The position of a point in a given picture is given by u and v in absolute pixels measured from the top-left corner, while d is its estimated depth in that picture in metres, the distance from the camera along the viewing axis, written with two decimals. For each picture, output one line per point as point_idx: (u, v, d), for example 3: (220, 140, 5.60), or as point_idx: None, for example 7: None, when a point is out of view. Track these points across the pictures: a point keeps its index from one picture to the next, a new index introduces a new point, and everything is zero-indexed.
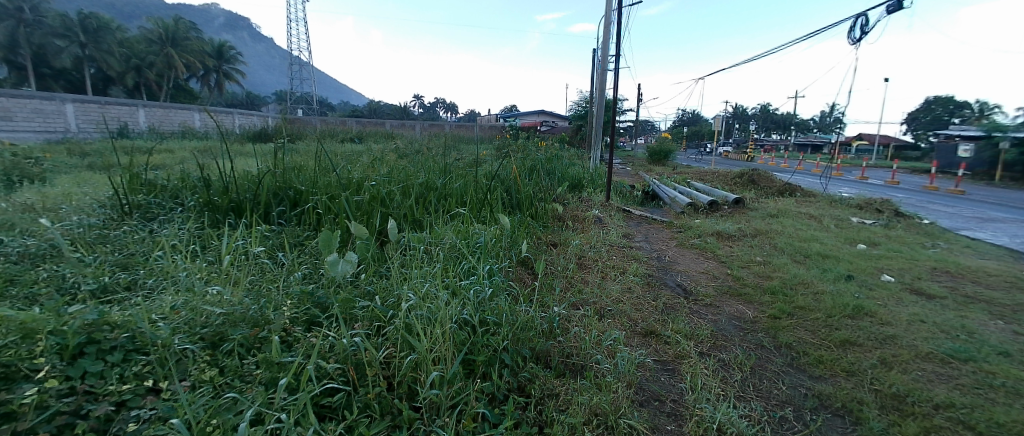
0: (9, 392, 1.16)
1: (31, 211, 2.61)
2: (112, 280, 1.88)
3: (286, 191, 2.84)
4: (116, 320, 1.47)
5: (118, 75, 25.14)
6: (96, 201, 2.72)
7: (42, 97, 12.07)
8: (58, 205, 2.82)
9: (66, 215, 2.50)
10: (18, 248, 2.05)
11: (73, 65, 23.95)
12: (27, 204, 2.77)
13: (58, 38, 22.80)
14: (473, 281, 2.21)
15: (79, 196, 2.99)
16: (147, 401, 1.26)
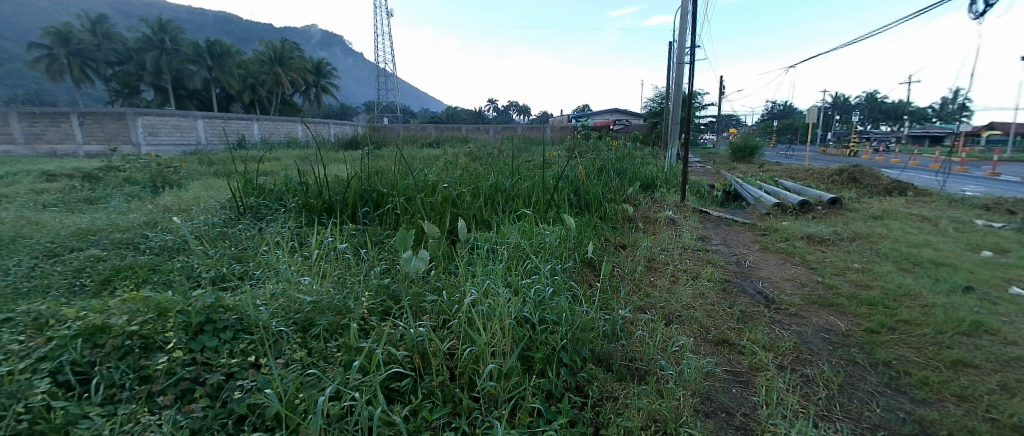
0: (148, 359, 1.44)
1: (169, 212, 3.14)
2: (228, 270, 2.18)
3: (370, 193, 3.08)
4: (229, 304, 1.73)
5: (238, 93, 28.95)
6: (219, 204, 3.19)
7: (180, 115, 14.21)
8: (190, 206, 3.35)
9: (195, 215, 2.97)
10: (160, 242, 2.48)
11: (204, 87, 28.29)
12: (168, 206, 3.32)
13: (191, 64, 27.06)
14: (535, 279, 2.23)
15: (206, 200, 3.52)
16: (247, 374, 1.47)
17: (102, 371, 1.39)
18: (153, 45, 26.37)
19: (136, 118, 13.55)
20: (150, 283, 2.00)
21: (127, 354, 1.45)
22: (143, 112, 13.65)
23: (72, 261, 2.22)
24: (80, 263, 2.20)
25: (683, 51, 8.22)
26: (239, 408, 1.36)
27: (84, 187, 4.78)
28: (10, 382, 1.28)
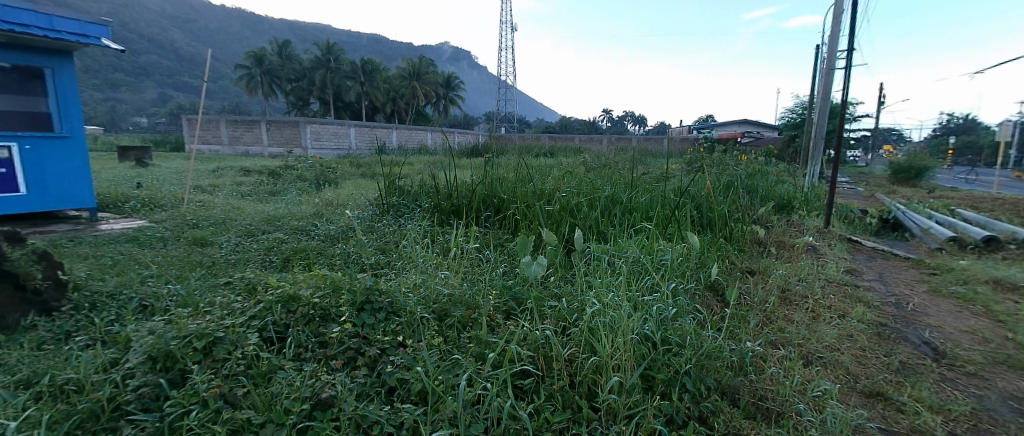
0: (326, 327, 1.76)
1: (332, 206, 3.71)
2: (377, 259, 2.51)
3: (492, 199, 3.29)
4: (383, 288, 2.01)
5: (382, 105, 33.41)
6: (368, 201, 3.68)
7: (338, 123, 16.66)
8: (346, 201, 3.92)
9: (350, 209, 3.48)
10: (327, 231, 2.95)
11: (357, 99, 33.09)
12: (330, 201, 3.93)
13: (349, 80, 31.85)
14: (656, 298, 2.17)
15: (358, 197, 4.09)
16: (397, 352, 1.72)
17: (294, 333, 1.74)
18: (323, 65, 31.45)
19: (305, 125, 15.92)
20: (321, 264, 2.42)
21: (310, 320, 1.80)
22: (309, 120, 15.93)
23: (265, 241, 2.77)
24: (271, 243, 2.74)
25: (834, 55, 7.25)
26: (391, 380, 1.59)
27: (273, 182, 5.95)
28: (234, 332, 1.66)
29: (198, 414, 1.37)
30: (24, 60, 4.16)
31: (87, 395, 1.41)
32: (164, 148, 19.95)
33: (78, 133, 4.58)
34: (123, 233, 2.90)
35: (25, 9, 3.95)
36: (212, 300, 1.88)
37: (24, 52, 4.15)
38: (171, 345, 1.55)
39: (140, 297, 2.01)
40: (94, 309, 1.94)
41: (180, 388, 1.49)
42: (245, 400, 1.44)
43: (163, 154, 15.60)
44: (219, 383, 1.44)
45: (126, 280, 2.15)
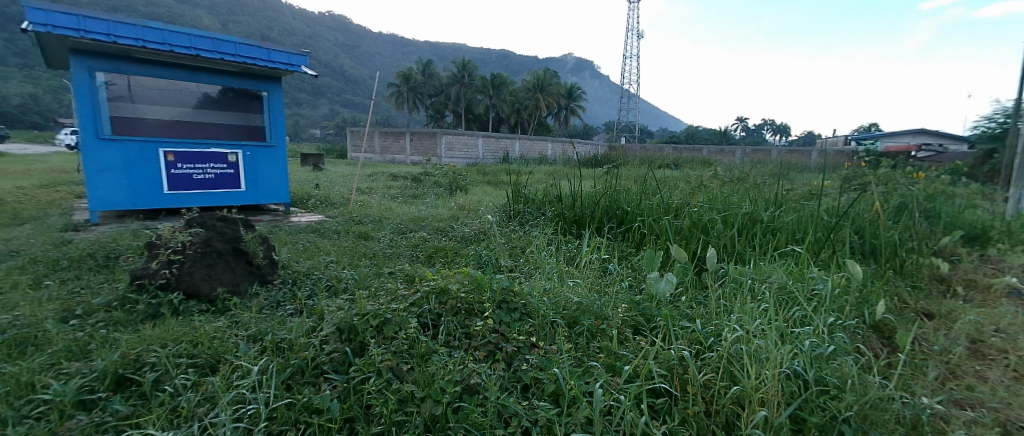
0: (472, 319, 2.30)
1: (464, 210, 4.20)
2: (507, 261, 2.93)
3: (615, 210, 3.46)
4: (517, 289, 2.53)
5: (507, 116, 35.73)
6: (497, 207, 4.14)
7: (468, 135, 18.42)
8: (477, 206, 4.39)
9: (483, 213, 3.93)
10: (465, 232, 3.48)
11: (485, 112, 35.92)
12: (461, 205, 4.36)
13: (479, 93, 34.86)
14: (808, 332, 1.97)
15: (486, 202, 4.57)
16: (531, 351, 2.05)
17: (446, 321, 2.30)
18: (458, 80, 35.03)
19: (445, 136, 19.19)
20: (456, 262, 2.91)
21: (458, 312, 2.36)
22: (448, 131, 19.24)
23: (411, 239, 3.34)
24: (416, 240, 3.31)
25: None
26: (525, 378, 1.87)
27: (416, 186, 6.81)
28: (398, 316, 2.28)
29: (375, 380, 1.94)
30: (250, 85, 5.43)
31: (298, 353, 2.07)
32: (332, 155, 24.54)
33: (280, 143, 5.73)
34: (307, 226, 3.59)
35: (254, 46, 5.16)
36: (389, 287, 2.59)
37: (251, 79, 5.41)
38: (354, 321, 2.24)
39: (324, 277, 2.73)
40: (294, 284, 2.68)
41: (360, 357, 2.14)
42: (407, 375, 1.98)
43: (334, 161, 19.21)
44: (389, 358, 2.00)
45: (316, 264, 2.91)
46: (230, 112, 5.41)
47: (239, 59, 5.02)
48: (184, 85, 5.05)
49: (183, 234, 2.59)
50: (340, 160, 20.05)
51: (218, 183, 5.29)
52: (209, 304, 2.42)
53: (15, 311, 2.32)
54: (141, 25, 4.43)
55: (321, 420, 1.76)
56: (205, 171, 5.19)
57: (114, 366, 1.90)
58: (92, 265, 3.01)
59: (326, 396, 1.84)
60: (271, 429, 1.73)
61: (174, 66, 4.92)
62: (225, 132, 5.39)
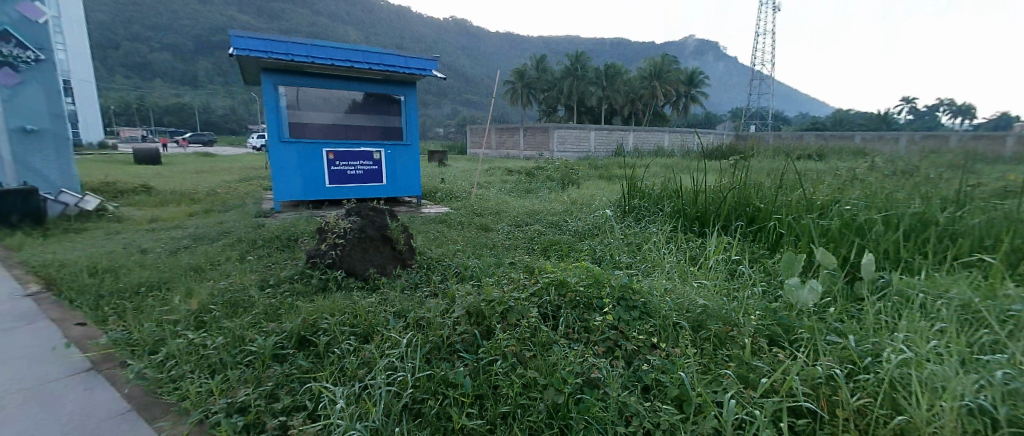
0: (592, 314, 2.39)
1: (580, 204, 4.78)
2: (631, 256, 3.25)
3: (745, 208, 3.49)
4: (636, 287, 2.53)
5: (621, 107, 34.77)
6: (612, 201, 4.58)
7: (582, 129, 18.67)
8: (590, 201, 4.98)
9: (599, 208, 4.37)
10: (587, 223, 3.95)
11: (598, 104, 35.50)
12: (576, 200, 4.98)
13: (592, 85, 34.56)
14: (996, 358, 1.61)
15: (599, 197, 5.08)
16: (650, 351, 2.10)
17: (565, 313, 2.42)
18: (571, 73, 35.27)
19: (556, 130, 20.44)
20: (571, 256, 3.26)
21: (577, 306, 2.47)
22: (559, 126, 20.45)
23: (529, 232, 3.83)
24: (531, 233, 3.77)
25: None
26: (646, 379, 1.92)
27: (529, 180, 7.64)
28: (520, 304, 2.43)
29: (502, 363, 2.11)
30: (390, 91, 6.11)
31: (436, 332, 2.35)
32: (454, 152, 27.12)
33: (414, 141, 6.41)
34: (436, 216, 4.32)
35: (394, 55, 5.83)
36: (515, 278, 2.83)
37: (391, 85, 6.08)
38: (481, 306, 2.44)
39: (453, 264, 3.16)
40: (428, 269, 3.15)
41: (487, 340, 2.34)
42: (531, 361, 2.11)
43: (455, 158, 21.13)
44: (514, 343, 2.15)
45: (445, 251, 3.38)
46: (374, 116, 6.15)
47: (383, 67, 5.69)
48: (339, 94, 5.89)
49: (346, 221, 3.09)
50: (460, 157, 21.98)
51: (366, 177, 6.20)
52: (364, 282, 2.95)
53: (232, 278, 3.04)
54: (308, 44, 5.38)
55: (456, 393, 1.97)
56: (357, 167, 6.10)
57: (298, 328, 2.42)
58: (279, 245, 3.74)
59: (460, 372, 2.03)
60: (415, 395, 2.00)
61: (333, 77, 5.75)
62: (370, 133, 6.20)
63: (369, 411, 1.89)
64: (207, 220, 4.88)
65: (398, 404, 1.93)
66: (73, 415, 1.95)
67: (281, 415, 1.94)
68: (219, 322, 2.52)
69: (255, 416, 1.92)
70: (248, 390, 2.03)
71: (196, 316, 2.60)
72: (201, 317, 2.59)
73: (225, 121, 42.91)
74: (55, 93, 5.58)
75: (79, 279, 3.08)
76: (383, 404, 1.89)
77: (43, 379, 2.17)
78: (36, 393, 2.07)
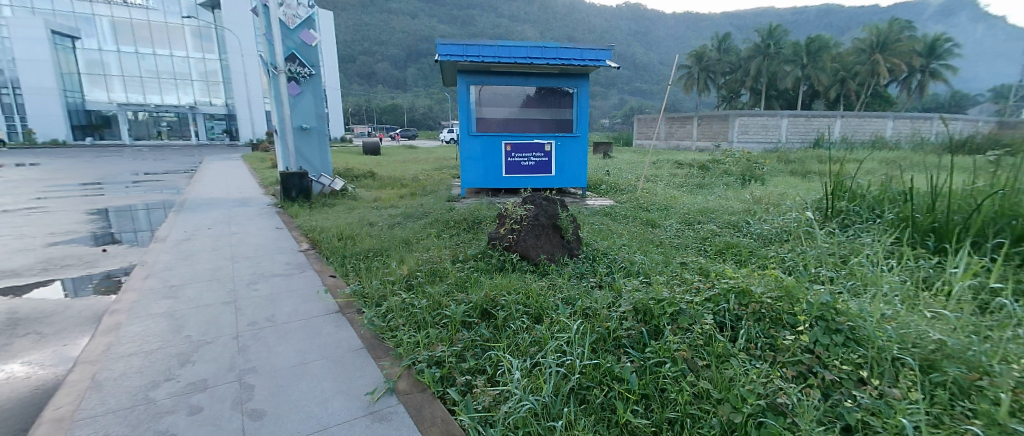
0: (779, 330, 2.11)
1: (768, 203, 4.79)
2: (837, 261, 2.94)
3: (1008, 219, 2.81)
4: (841, 308, 2.11)
5: (825, 89, 28.70)
6: (807, 203, 4.29)
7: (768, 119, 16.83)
8: (780, 200, 4.89)
9: (789, 209, 4.28)
10: (774, 225, 3.91)
11: (793, 86, 30.04)
12: (763, 199, 5.02)
13: (788, 64, 29.31)
14: None
15: (792, 197, 4.92)
16: (859, 388, 1.76)
17: (746, 326, 2.19)
18: (761, 51, 30.70)
19: (736, 119, 18.34)
20: (752, 262, 3.16)
21: (761, 319, 2.20)
22: (740, 115, 18.29)
23: (702, 231, 4.01)
24: (706, 233, 3.95)
25: None
26: (847, 418, 1.63)
27: (702, 174, 8.25)
28: (692, 308, 2.31)
29: (671, 367, 2.02)
30: (564, 84, 6.42)
31: (602, 324, 2.38)
32: (619, 143, 27.09)
33: (583, 133, 6.62)
34: (600, 208, 5.15)
35: (571, 47, 5.96)
36: (690, 281, 2.70)
37: (566, 78, 6.37)
38: (650, 305, 2.39)
39: (619, 259, 3.37)
40: (594, 261, 3.38)
41: (655, 339, 2.28)
42: (703, 371, 1.98)
43: (619, 150, 20.90)
44: (686, 349, 2.05)
45: (613, 246, 3.65)
46: (548, 108, 6.60)
47: (560, 61, 5.92)
48: (519, 89, 6.46)
49: (522, 208, 3.58)
50: (624, 149, 21.70)
51: (537, 168, 6.67)
52: (534, 266, 3.29)
53: (431, 251, 3.67)
54: (497, 45, 5.91)
55: (622, 387, 1.96)
56: (530, 158, 6.61)
57: (481, 301, 2.77)
58: (466, 226, 4.32)
59: (626, 368, 2.01)
60: (581, 381, 2.06)
61: (515, 74, 6.32)
62: (545, 126, 6.68)
63: (540, 387, 2.00)
64: (413, 202, 5.94)
65: (566, 386, 2.00)
66: (329, 344, 2.61)
67: (467, 375, 2.24)
68: (422, 287, 3.09)
69: (448, 371, 2.25)
70: (445, 347, 2.39)
71: (407, 280, 3.22)
72: (410, 281, 3.20)
73: (418, 117, 51.23)
74: (320, 100, 7.41)
75: (333, 242, 4.09)
76: (553, 383, 1.99)
77: (312, 314, 2.95)
78: (308, 323, 2.85)
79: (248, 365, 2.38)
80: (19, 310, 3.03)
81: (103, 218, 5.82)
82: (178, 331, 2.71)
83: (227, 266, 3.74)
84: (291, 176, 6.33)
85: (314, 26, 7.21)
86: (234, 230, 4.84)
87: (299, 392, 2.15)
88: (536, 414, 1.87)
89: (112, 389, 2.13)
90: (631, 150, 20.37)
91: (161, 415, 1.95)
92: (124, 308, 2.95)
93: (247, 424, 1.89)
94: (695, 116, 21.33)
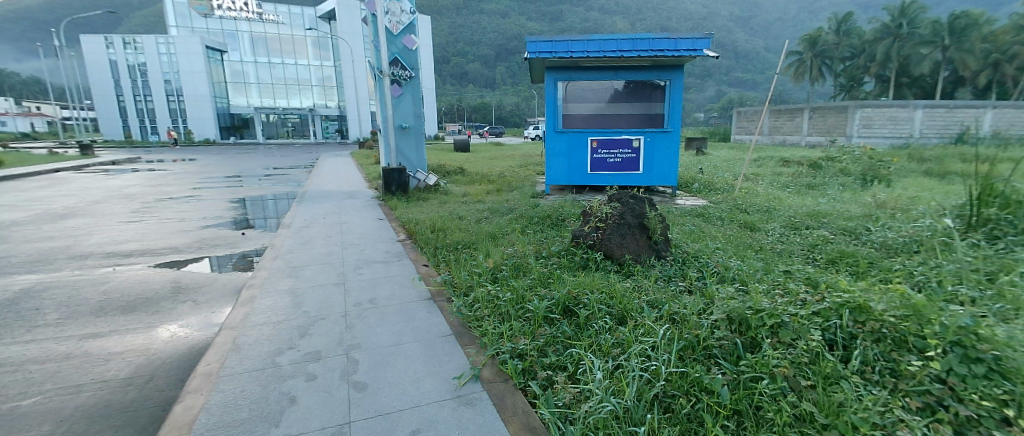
0: (902, 356, 1.83)
1: (891, 207, 4.45)
2: (977, 267, 2.64)
3: None
4: (983, 333, 1.75)
5: (975, 73, 23.89)
6: (946, 209, 3.79)
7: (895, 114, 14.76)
8: (908, 206, 4.49)
9: (916, 216, 3.94)
10: (893, 230, 3.63)
11: (931, 72, 25.41)
12: (885, 202, 4.68)
13: (925, 46, 24.59)
14: None
15: (922, 203, 4.52)
16: (1004, 430, 1.43)
17: (863, 346, 1.95)
18: (888, 32, 26.49)
19: (857, 111, 16.27)
20: (871, 275, 2.81)
21: (881, 341, 1.95)
22: (863, 105, 16.21)
23: (810, 236, 3.79)
24: (817, 240, 3.65)
25: None
26: None
27: (812, 173, 7.84)
28: (797, 322, 2.11)
29: (770, 385, 1.86)
30: (656, 77, 6.54)
31: (692, 331, 2.26)
32: (713, 138, 25.41)
33: (675, 128, 6.64)
34: (693, 208, 5.25)
35: (664, 37, 6.00)
36: (796, 293, 2.47)
37: (658, 71, 6.48)
38: (747, 314, 2.22)
39: (712, 263, 3.19)
40: (684, 264, 3.25)
41: (751, 352, 2.10)
42: (807, 392, 1.78)
43: (714, 146, 19.59)
44: (787, 366, 1.87)
45: (705, 249, 3.50)
46: (637, 103, 6.79)
47: (651, 52, 5.99)
48: (609, 84, 6.72)
49: (608, 206, 3.54)
50: (720, 145, 20.29)
51: (624, 165, 6.92)
52: (618, 266, 3.27)
53: (516, 246, 3.78)
54: (588, 39, 6.14)
55: (711, 400, 1.82)
56: (617, 155, 6.88)
57: (564, 298, 2.77)
58: (549, 224, 4.39)
59: (717, 380, 1.87)
60: (666, 389, 1.95)
61: (606, 68, 6.59)
62: (634, 122, 6.85)
63: (622, 390, 1.92)
64: (500, 198, 6.14)
65: (650, 392, 1.90)
66: (421, 329, 2.78)
67: (549, 369, 2.21)
68: (506, 280, 3.18)
69: (530, 364, 2.24)
70: (527, 340, 2.39)
71: (492, 272, 3.34)
72: (495, 274, 3.32)
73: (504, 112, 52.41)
74: (418, 99, 7.86)
75: (427, 233, 4.37)
76: (636, 387, 1.90)
77: (408, 300, 3.18)
78: (404, 308, 3.07)
79: (353, 341, 2.63)
80: (183, 280, 3.69)
81: (241, 206, 6.83)
82: (298, 306, 3.09)
83: (339, 252, 4.18)
84: (392, 172, 6.87)
85: (415, 31, 7.69)
86: (344, 220, 5.39)
87: (396, 369, 2.32)
88: (618, 417, 1.80)
89: (247, 352, 2.50)
90: (728, 147, 18.98)
91: (285, 378, 2.23)
92: (258, 283, 3.43)
93: (352, 395, 2.08)
94: (806, 109, 19.37)
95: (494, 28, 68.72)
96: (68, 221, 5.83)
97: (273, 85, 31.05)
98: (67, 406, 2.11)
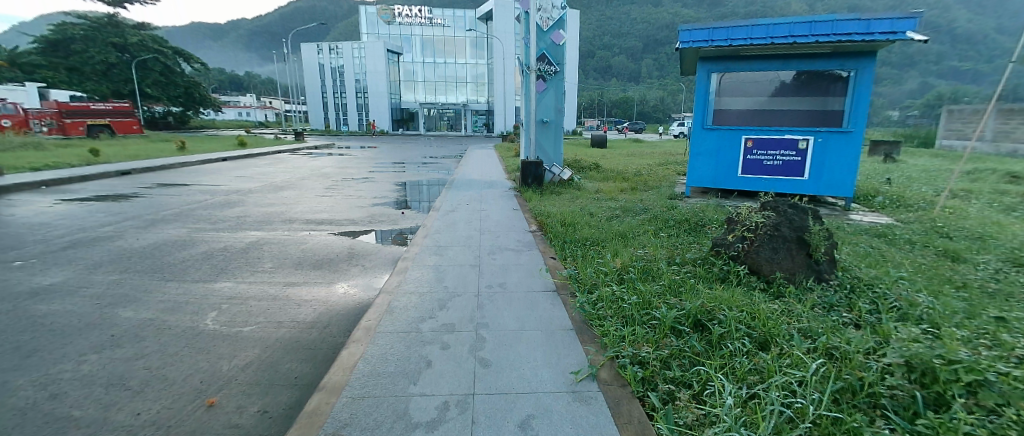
0: None
1: None
2: None
3: None
4: None
5: None
6: None
7: None
8: None
9: None
10: None
11: None
12: None
13: None
14: None
15: None
16: None
17: None
18: None
19: None
20: None
21: None
22: None
23: None
24: None
25: None
26: None
27: None
28: (1016, 385, 1.59)
29: None
30: (838, 67, 5.60)
31: (853, 373, 1.89)
32: (911, 142, 20.65)
33: (858, 128, 5.60)
34: (873, 226, 4.39)
35: (853, 19, 5.11)
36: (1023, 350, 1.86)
37: (840, 59, 5.55)
38: (935, 363, 1.75)
39: (892, 295, 2.62)
40: (853, 292, 2.75)
41: (935, 412, 1.65)
42: None
43: (910, 153, 15.90)
44: None
45: (884, 278, 2.90)
46: (808, 97, 5.89)
47: (834, 37, 5.16)
48: (773, 76, 5.96)
49: (760, 215, 3.19)
50: (922, 152, 16.45)
51: (785, 169, 6.07)
52: (766, 283, 2.92)
53: (647, 249, 3.65)
54: (752, 25, 5.52)
55: None
56: (776, 158, 6.06)
57: (696, 311, 2.56)
58: (688, 228, 4.15)
59: None
60: (812, 433, 1.64)
61: (772, 58, 5.86)
62: (804, 119, 5.95)
63: (756, 424, 1.69)
64: (634, 197, 5.96)
65: (791, 432, 1.63)
66: (544, 318, 2.86)
67: (671, 384, 2.06)
68: (633, 283, 3.08)
69: (651, 374, 2.11)
70: (650, 349, 2.27)
71: (620, 273, 3.28)
72: (622, 275, 3.25)
73: (647, 109, 50.14)
74: (560, 95, 8.01)
75: (558, 226, 4.48)
76: (772, 423, 1.66)
77: (535, 289, 3.31)
78: (530, 296, 3.21)
79: (482, 321, 2.84)
80: (356, 247, 4.43)
81: (401, 188, 7.91)
82: (440, 282, 3.45)
83: (477, 236, 4.54)
84: (529, 165, 7.15)
85: (565, 26, 7.71)
86: (483, 207, 5.82)
87: (517, 353, 2.43)
88: None
89: (398, 315, 2.88)
90: (932, 154, 15.24)
91: (424, 343, 2.51)
92: (410, 257, 3.94)
93: (477, 370, 2.24)
94: None
95: (634, 17, 65.85)
96: (284, 192, 7.49)
97: (433, 82, 35.28)
98: (271, 336, 2.73)
